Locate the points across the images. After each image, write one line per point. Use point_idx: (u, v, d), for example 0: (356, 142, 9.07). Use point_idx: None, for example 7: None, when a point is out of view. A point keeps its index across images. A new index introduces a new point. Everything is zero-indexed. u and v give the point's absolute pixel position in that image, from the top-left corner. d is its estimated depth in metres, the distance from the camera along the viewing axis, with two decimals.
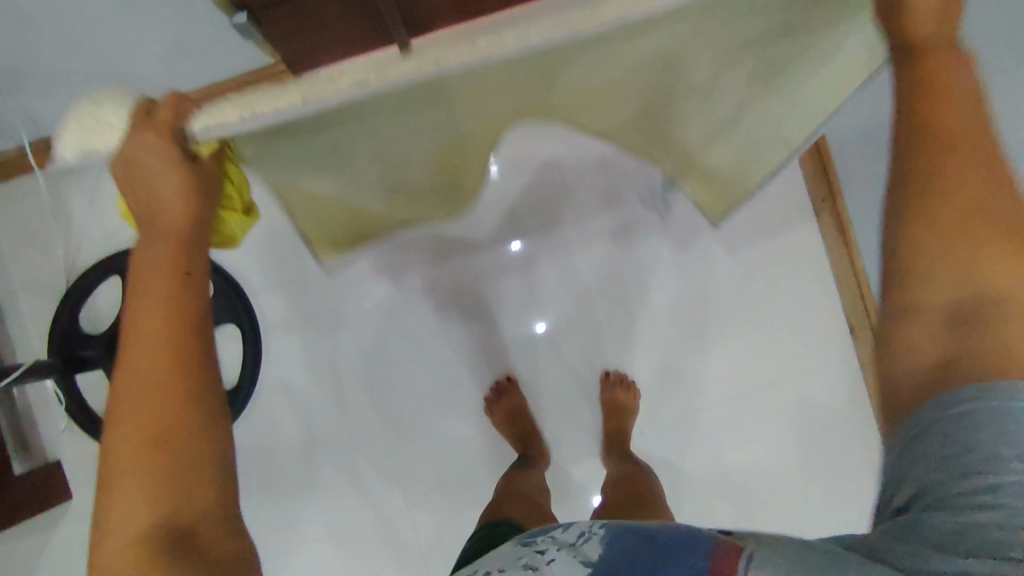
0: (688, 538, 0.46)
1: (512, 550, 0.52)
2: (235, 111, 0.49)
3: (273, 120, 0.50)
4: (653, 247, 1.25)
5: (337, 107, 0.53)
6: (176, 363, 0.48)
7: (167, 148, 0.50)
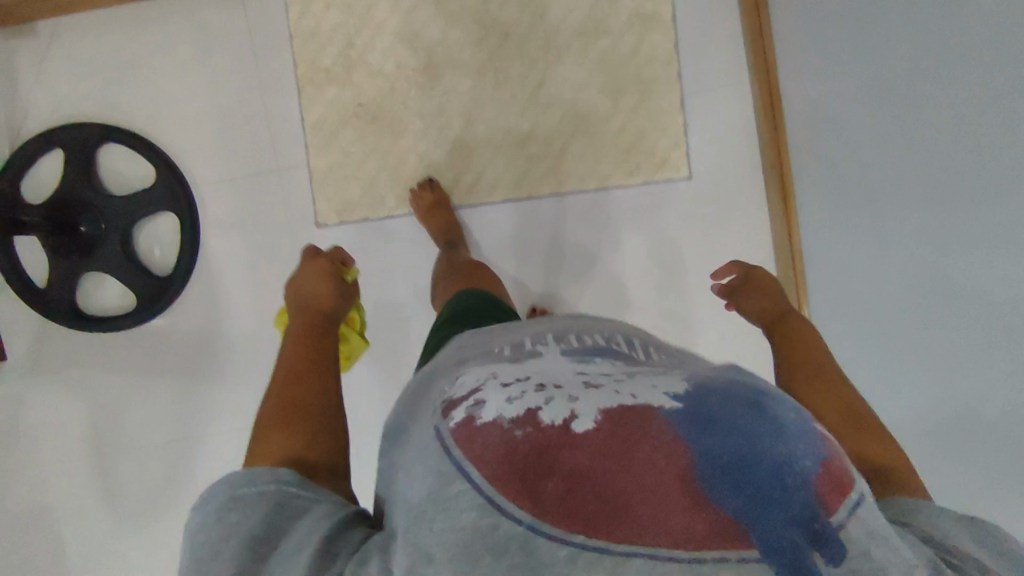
0: (798, 423, 0.39)
1: (568, 361, 0.52)
2: (395, 208, 1.19)
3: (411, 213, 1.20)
4: (634, 194, 1.17)
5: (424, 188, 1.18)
6: (303, 378, 0.71)
7: (332, 271, 0.93)
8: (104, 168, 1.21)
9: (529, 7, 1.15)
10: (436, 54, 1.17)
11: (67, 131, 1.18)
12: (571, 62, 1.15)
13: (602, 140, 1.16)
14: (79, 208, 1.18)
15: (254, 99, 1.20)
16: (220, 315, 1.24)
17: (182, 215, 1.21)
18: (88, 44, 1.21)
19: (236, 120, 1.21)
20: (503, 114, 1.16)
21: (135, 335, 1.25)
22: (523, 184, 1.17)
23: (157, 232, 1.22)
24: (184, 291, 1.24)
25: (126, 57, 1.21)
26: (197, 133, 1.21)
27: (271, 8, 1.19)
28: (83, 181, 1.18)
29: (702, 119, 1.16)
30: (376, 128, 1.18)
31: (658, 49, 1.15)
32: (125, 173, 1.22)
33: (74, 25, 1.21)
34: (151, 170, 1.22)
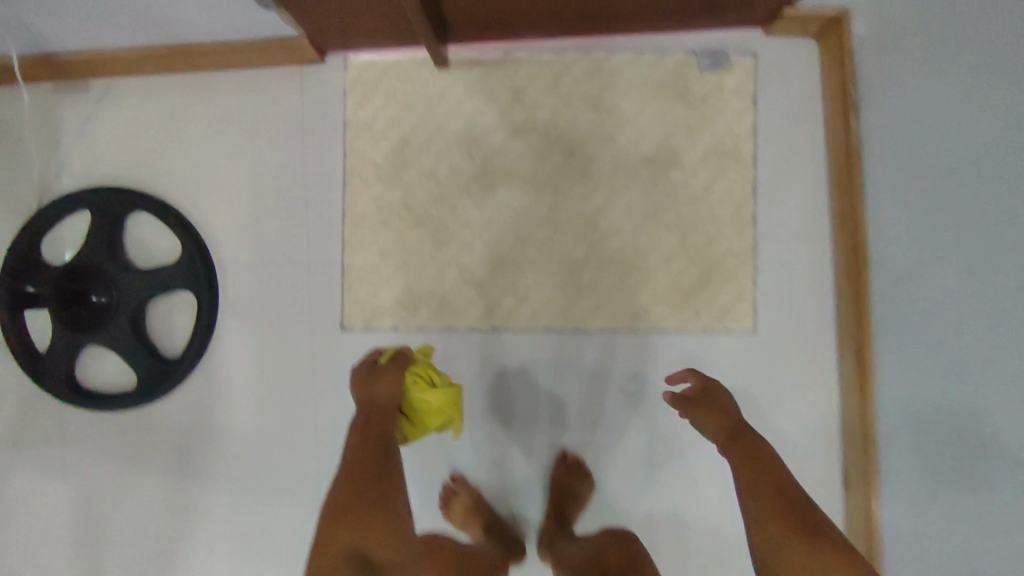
0: None
1: None
2: (427, 321, 1.09)
3: (443, 329, 1.09)
4: (690, 341, 1.06)
5: (462, 303, 1.09)
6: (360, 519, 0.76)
7: (380, 379, 0.86)
8: (132, 237, 1.15)
9: (598, 127, 1.08)
10: (494, 163, 1.09)
11: (97, 193, 1.12)
12: (637, 191, 1.07)
13: (661, 277, 1.07)
14: (95, 276, 1.10)
15: (297, 184, 1.14)
16: (223, 408, 1.14)
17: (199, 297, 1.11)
18: (136, 107, 1.16)
19: (275, 204, 1.14)
20: (557, 233, 1.07)
21: (129, 416, 1.15)
22: (569, 313, 1.07)
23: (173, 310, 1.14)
24: (189, 377, 1.14)
25: (172, 124, 1.16)
26: (232, 212, 1.14)
27: (328, 93, 1.13)
28: (104, 248, 1.11)
29: (773, 268, 1.06)
30: (419, 233, 1.10)
31: (732, 189, 1.07)
32: (153, 245, 1.15)
33: (124, 86, 1.16)
34: (178, 245, 1.15)
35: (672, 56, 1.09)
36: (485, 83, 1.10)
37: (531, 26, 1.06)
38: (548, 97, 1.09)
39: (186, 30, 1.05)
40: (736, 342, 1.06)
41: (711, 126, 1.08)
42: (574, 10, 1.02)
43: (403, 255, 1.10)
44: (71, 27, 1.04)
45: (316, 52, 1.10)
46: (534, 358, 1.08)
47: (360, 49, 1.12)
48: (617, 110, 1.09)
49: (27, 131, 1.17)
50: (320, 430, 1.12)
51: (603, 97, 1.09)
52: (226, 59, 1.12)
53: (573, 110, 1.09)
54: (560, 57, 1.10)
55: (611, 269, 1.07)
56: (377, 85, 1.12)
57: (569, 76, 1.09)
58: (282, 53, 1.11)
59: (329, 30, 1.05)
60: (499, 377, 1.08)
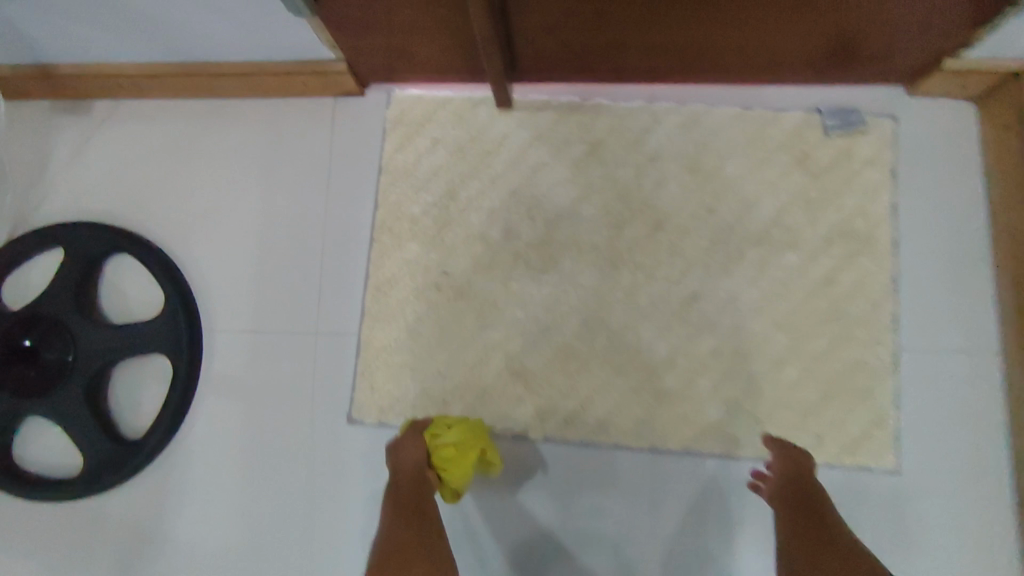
0: None
1: None
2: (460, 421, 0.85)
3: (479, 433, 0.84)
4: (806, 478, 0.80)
5: (507, 401, 0.85)
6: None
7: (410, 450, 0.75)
8: (108, 283, 0.94)
9: (694, 194, 0.87)
10: (560, 229, 0.88)
11: (74, 228, 0.92)
12: (741, 276, 0.85)
13: (769, 389, 0.82)
14: (52, 330, 0.89)
15: (314, 236, 0.93)
16: (186, 512, 0.88)
17: (175, 367, 0.89)
18: (138, 133, 0.98)
19: (284, 258, 0.93)
20: (635, 323, 0.85)
21: (65, 511, 0.90)
22: (646, 426, 0.82)
23: (143, 379, 0.92)
24: (148, 467, 0.89)
25: (177, 156, 0.97)
26: (232, 264, 0.94)
27: (364, 131, 0.94)
28: (69, 294, 0.90)
29: (919, 389, 0.80)
30: (460, 308, 0.88)
31: (865, 281, 0.83)
32: (131, 295, 0.93)
33: (129, 109, 0.99)
34: (161, 299, 0.93)
35: (789, 113, 0.88)
36: (555, 131, 0.90)
37: (619, 65, 0.86)
38: (633, 154, 0.89)
39: (201, 42, 0.87)
40: (870, 486, 0.79)
41: (839, 200, 0.85)
42: (679, 47, 0.82)
43: (437, 334, 0.87)
44: (74, 37, 0.87)
45: (355, 82, 0.92)
46: (595, 483, 0.82)
47: (407, 82, 0.94)
48: (718, 175, 0.87)
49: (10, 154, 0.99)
50: (304, 555, 0.86)
51: (701, 158, 0.88)
52: (246, 81, 0.93)
53: (663, 172, 0.88)
54: (651, 106, 0.90)
55: (703, 373, 0.83)
56: (424, 127, 0.93)
57: (659, 131, 0.89)
58: (312, 78, 0.92)
59: (374, 55, 0.87)
60: (548, 505, 0.82)
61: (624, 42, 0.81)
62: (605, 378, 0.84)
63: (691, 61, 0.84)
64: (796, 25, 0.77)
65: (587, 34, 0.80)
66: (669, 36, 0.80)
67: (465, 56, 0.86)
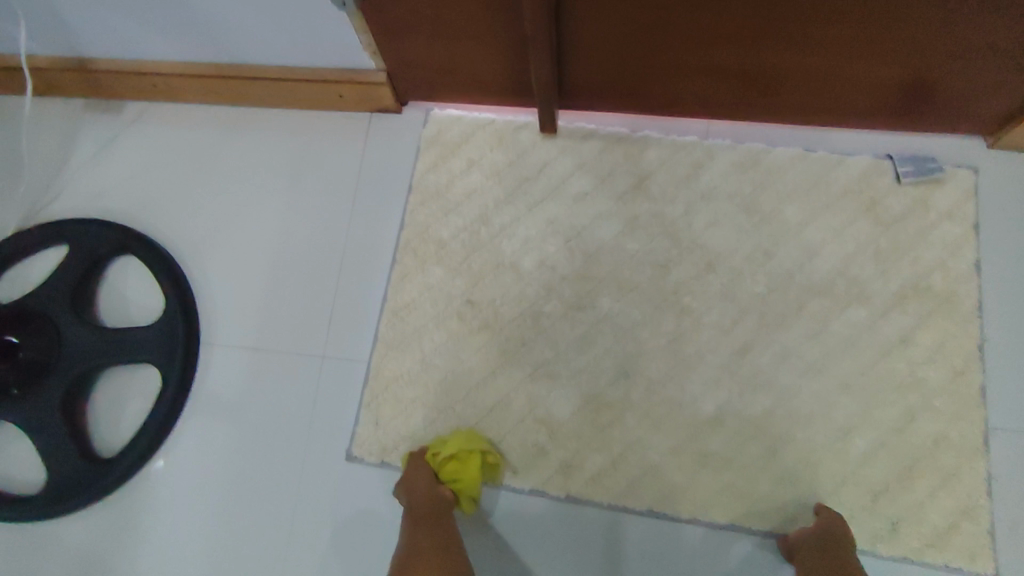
0: None
1: None
2: None
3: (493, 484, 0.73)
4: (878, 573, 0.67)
5: (529, 449, 0.74)
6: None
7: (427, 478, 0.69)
8: (108, 284, 0.88)
9: (749, 237, 0.79)
10: (599, 264, 0.80)
11: (83, 224, 0.87)
12: (801, 330, 0.75)
13: (832, 462, 0.70)
14: (38, 326, 0.81)
15: (332, 253, 0.86)
16: (149, 551, 0.77)
17: (165, 378, 0.81)
18: (166, 137, 0.95)
19: (298, 274, 0.86)
20: (679, 372, 0.75)
21: (17, 535, 0.80)
22: (687, 493, 0.71)
23: (127, 390, 0.83)
24: (116, 491, 0.80)
25: (202, 162, 0.93)
26: (242, 276, 0.87)
27: (398, 150, 0.90)
28: (65, 291, 0.83)
29: (1014, 476, 0.69)
30: (482, 342, 0.79)
31: (945, 344, 0.73)
32: (131, 299, 0.87)
33: (161, 114, 0.97)
34: (161, 306, 0.86)
35: (856, 158, 0.81)
36: (601, 161, 0.84)
37: (675, 94, 0.81)
38: (683, 190, 0.82)
39: (241, 42, 0.84)
40: None
41: (914, 253, 0.76)
42: (743, 75, 0.77)
43: (455, 367, 0.79)
44: (115, 31, 0.85)
45: (393, 99, 0.89)
46: (625, 555, 0.70)
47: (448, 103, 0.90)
48: (777, 218, 0.80)
49: (34, 150, 0.97)
50: None
51: (759, 199, 0.81)
52: (281, 88, 0.90)
53: (716, 211, 0.81)
54: (705, 141, 0.84)
55: (757, 436, 0.72)
56: (461, 148, 0.88)
57: (713, 167, 0.82)
58: (348, 88, 0.88)
59: (420, 68, 0.84)
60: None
61: (684, 66, 0.76)
62: (642, 433, 0.73)
63: (753, 93, 0.79)
64: (874, 59, 0.72)
65: (646, 54, 0.76)
66: (734, 62, 0.75)
67: (515, 74, 0.83)
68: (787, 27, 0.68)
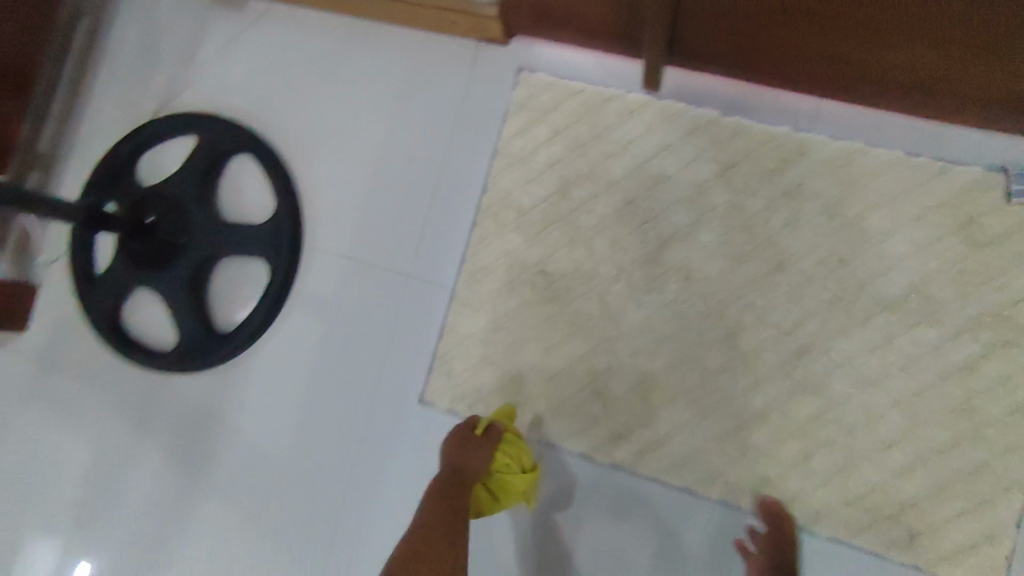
0: None
1: None
2: (528, 423, 0.82)
3: (544, 441, 0.82)
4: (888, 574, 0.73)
5: (580, 416, 0.81)
6: None
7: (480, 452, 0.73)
8: (229, 182, 0.98)
9: (828, 241, 0.79)
10: (670, 252, 0.82)
11: (220, 122, 0.98)
12: (863, 342, 0.76)
13: (867, 470, 0.75)
14: (175, 211, 0.94)
15: (421, 192, 0.92)
16: (248, 423, 0.90)
17: (273, 272, 0.91)
18: (284, 50, 1.02)
19: (389, 208, 0.92)
20: (733, 366, 0.79)
21: (145, 387, 0.94)
22: (719, 477, 0.77)
23: (239, 277, 0.94)
24: (223, 364, 0.92)
25: (312, 89, 1.00)
26: (339, 205, 0.94)
27: (488, 108, 0.92)
28: (196, 184, 0.95)
29: None
30: (549, 311, 0.85)
31: (1008, 377, 0.73)
32: (246, 200, 0.97)
33: (277, 37, 1.02)
34: (271, 209, 0.96)
35: (962, 169, 0.77)
36: (688, 143, 0.83)
37: (782, 68, 0.78)
38: (767, 183, 0.81)
39: None
40: None
41: (998, 279, 0.75)
42: (853, 57, 0.73)
43: (521, 332, 0.85)
44: None
45: (498, 33, 0.91)
46: (655, 521, 0.78)
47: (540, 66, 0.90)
48: (860, 224, 0.78)
49: (162, 68, 1.05)
50: (357, 488, 0.86)
51: (844, 202, 0.79)
52: (397, 10, 0.94)
53: (798, 209, 0.80)
54: (808, 126, 0.81)
55: (797, 435, 0.76)
56: (548, 116, 0.89)
57: (803, 161, 0.80)
58: (460, 18, 0.90)
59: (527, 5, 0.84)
60: (601, 530, 0.79)
61: (804, 45, 0.74)
62: (687, 416, 0.79)
63: (865, 75, 0.75)
64: (1002, 65, 0.67)
65: (763, 30, 0.73)
66: (844, 44, 0.71)
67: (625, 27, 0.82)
68: (924, 17, 0.64)
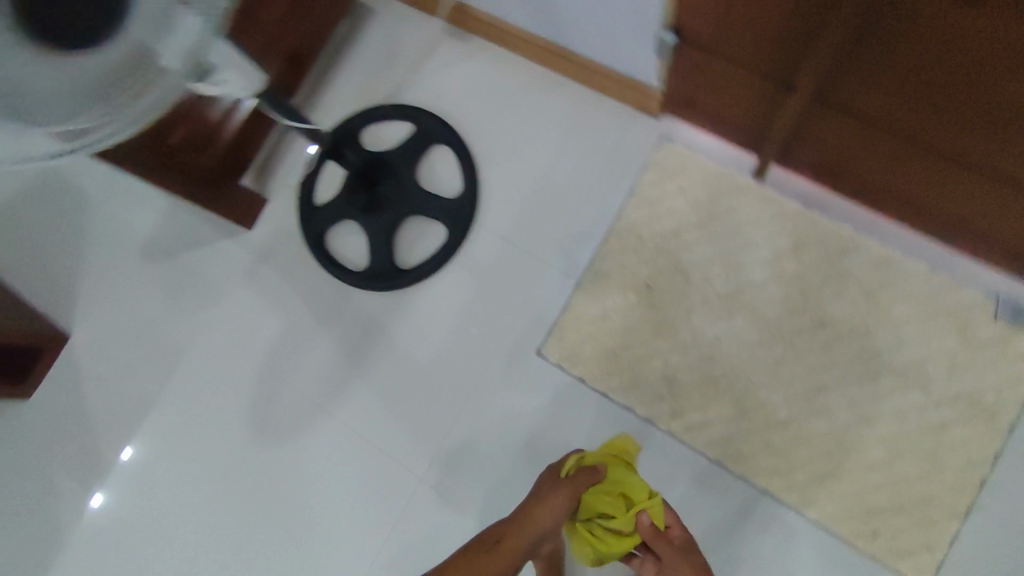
0: None
1: None
2: (613, 388, 1.13)
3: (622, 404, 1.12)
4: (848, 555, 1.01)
5: (652, 393, 1.11)
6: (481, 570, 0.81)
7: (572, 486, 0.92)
8: (427, 160, 1.30)
9: (862, 315, 1.08)
10: (746, 294, 1.12)
11: (429, 114, 1.29)
12: (870, 392, 1.05)
13: (852, 481, 1.03)
14: (387, 172, 1.27)
15: (570, 205, 1.23)
16: (408, 336, 1.24)
17: (451, 235, 1.24)
18: (482, 71, 1.31)
19: (543, 211, 1.23)
20: (772, 386, 1.08)
21: (337, 293, 1.28)
22: (744, 460, 1.06)
23: (424, 230, 1.27)
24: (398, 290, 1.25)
25: (497, 107, 1.30)
26: (504, 199, 1.25)
27: (634, 156, 1.22)
28: (407, 157, 1.28)
29: (971, 539, 0.99)
30: (646, 314, 1.15)
31: (969, 442, 1.01)
32: (439, 177, 1.29)
33: (479, 60, 1.32)
34: (456, 187, 1.28)
35: (971, 289, 1.06)
36: (777, 220, 1.14)
37: (855, 187, 1.08)
38: (827, 264, 1.10)
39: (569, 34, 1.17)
40: None
41: (979, 372, 1.03)
42: (906, 195, 1.02)
43: (622, 324, 1.15)
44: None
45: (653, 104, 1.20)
46: (690, 480, 1.07)
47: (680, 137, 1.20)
48: (888, 309, 1.07)
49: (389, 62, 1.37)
50: (479, 402, 1.19)
51: (880, 291, 1.08)
52: (579, 69, 1.23)
53: (845, 287, 1.09)
54: (865, 231, 1.11)
55: (807, 444, 1.05)
56: (678, 174, 1.19)
57: (857, 255, 1.10)
58: (627, 88, 1.20)
59: (685, 95, 1.14)
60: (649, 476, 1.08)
61: (873, 178, 1.03)
62: (731, 412, 1.08)
63: (912, 209, 1.05)
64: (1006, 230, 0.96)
65: (847, 160, 1.03)
66: (901, 185, 1.01)
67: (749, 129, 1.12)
68: (955, 186, 0.93)
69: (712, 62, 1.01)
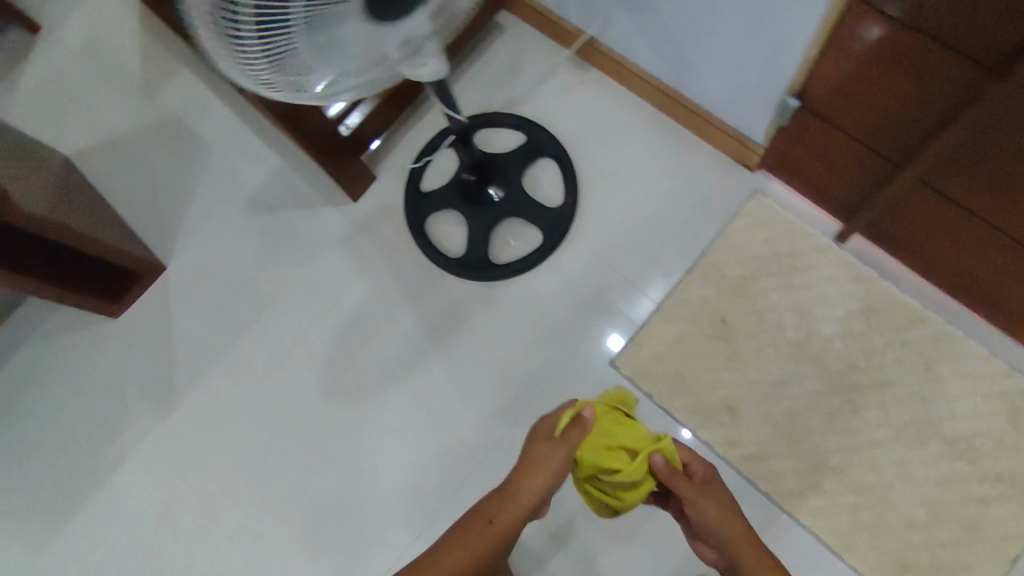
0: None
1: None
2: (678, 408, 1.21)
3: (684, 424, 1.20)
4: None
5: (714, 419, 1.19)
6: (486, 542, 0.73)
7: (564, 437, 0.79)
8: (533, 169, 1.40)
9: (921, 383, 1.16)
10: (814, 345, 1.20)
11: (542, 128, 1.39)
12: (920, 455, 1.12)
13: (891, 534, 1.10)
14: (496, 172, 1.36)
15: (660, 234, 1.32)
16: (489, 326, 1.31)
17: (547, 240, 1.33)
18: (596, 99, 1.43)
19: (634, 235, 1.33)
20: (828, 433, 1.15)
21: (429, 274, 1.36)
22: (793, 495, 1.13)
23: (520, 232, 1.36)
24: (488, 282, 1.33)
25: (605, 134, 1.40)
26: (599, 218, 1.35)
27: (726, 201, 1.32)
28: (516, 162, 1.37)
29: None
30: (719, 346, 1.23)
31: (1007, 518, 1.08)
32: (542, 186, 1.39)
33: (594, 89, 1.43)
34: (557, 198, 1.37)
35: None
36: (852, 283, 1.23)
37: (929, 265, 1.18)
38: (893, 331, 1.19)
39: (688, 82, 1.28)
40: None
41: None
42: (977, 279, 1.12)
43: (695, 351, 1.23)
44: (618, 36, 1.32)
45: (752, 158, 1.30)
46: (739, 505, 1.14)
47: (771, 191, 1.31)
48: (945, 382, 1.15)
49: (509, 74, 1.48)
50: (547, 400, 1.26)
51: (940, 364, 1.16)
52: (688, 114, 1.35)
53: (908, 355, 1.17)
54: (930, 307, 1.20)
55: (853, 492, 1.12)
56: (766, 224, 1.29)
57: (921, 328, 1.18)
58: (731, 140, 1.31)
59: (786, 156, 1.24)
60: None
61: (949, 258, 1.13)
62: (786, 451, 1.15)
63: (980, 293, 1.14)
64: None
65: (928, 239, 1.13)
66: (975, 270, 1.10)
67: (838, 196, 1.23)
68: None
69: (826, 132, 1.10)
